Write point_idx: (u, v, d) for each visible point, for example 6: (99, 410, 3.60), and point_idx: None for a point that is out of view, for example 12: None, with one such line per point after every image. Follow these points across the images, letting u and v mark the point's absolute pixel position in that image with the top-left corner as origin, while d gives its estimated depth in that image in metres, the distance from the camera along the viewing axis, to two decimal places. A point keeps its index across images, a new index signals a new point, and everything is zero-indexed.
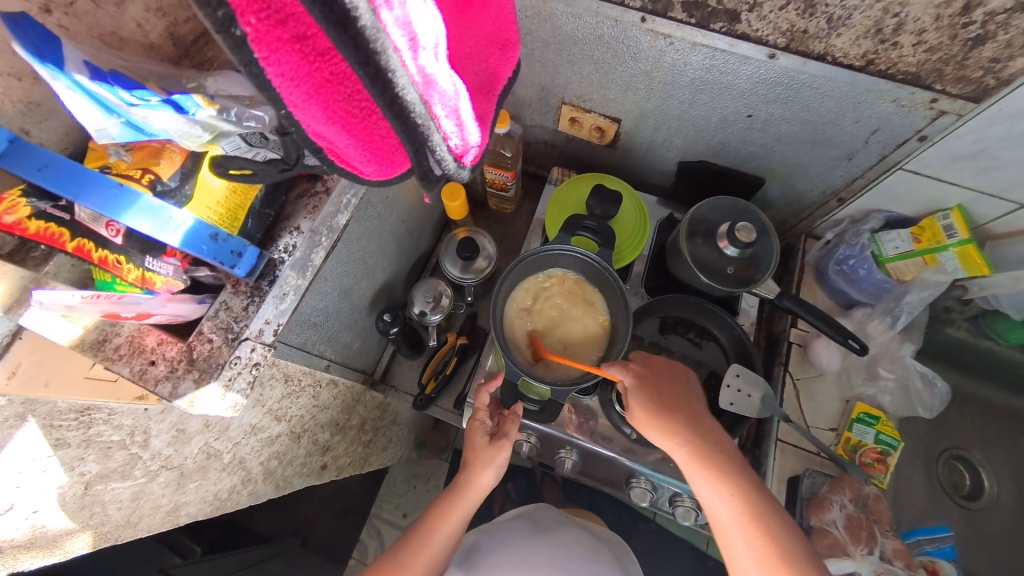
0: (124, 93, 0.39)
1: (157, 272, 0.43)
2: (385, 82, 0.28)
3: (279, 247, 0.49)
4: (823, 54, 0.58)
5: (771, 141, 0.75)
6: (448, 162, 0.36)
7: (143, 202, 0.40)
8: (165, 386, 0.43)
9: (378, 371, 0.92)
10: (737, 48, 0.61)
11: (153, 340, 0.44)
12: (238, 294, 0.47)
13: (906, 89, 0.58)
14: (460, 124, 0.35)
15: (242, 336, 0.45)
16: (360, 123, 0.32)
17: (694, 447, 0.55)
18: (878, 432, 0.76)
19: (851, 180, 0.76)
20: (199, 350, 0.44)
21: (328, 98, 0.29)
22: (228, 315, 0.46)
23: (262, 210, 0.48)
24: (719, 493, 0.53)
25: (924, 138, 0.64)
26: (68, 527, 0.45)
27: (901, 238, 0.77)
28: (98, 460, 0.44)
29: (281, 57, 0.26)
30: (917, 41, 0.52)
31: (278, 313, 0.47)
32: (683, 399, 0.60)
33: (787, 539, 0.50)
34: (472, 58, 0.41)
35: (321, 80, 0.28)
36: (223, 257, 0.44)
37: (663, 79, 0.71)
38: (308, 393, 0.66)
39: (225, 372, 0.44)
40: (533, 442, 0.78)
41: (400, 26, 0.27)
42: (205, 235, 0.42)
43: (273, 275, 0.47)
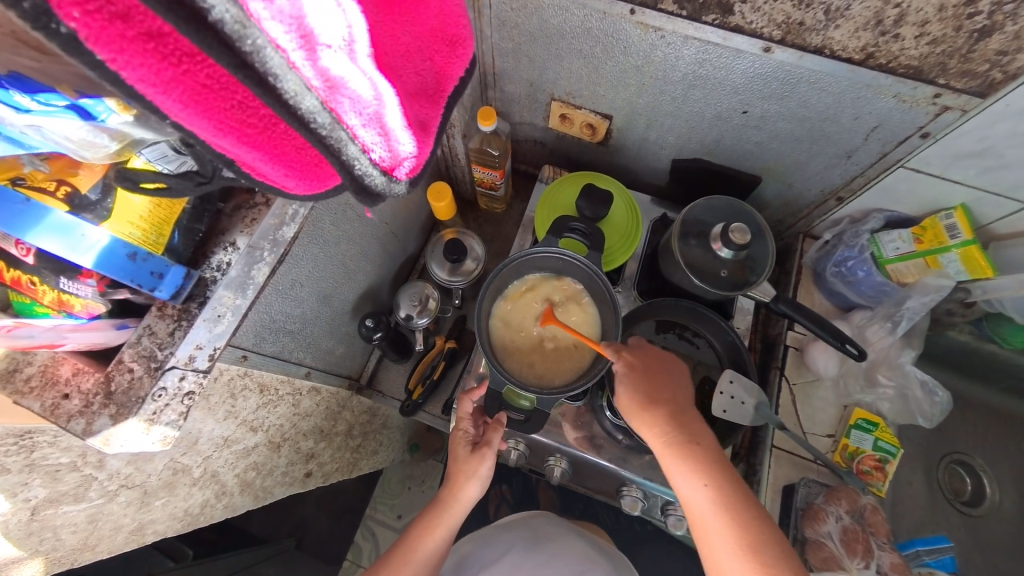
0: (20, 95, 0.32)
1: (74, 294, 0.40)
2: (271, 87, 0.27)
3: (211, 264, 0.45)
4: (821, 47, 0.55)
5: (767, 139, 0.72)
6: (373, 175, 0.34)
7: (52, 219, 0.37)
8: (77, 422, 0.40)
9: (364, 376, 0.91)
10: (731, 41, 0.58)
11: (68, 370, 0.42)
12: (164, 317, 0.44)
13: (907, 83, 0.55)
14: (384, 133, 0.33)
15: (166, 365, 0.42)
16: (261, 133, 0.29)
17: (670, 437, 0.54)
18: (876, 438, 0.74)
19: (850, 179, 0.74)
20: (118, 381, 0.41)
21: (210, 106, 0.26)
22: (152, 341, 0.43)
23: (191, 224, 0.44)
24: (692, 482, 0.51)
25: (925, 136, 0.61)
26: (14, 555, 0.43)
27: (901, 239, 0.74)
28: (46, 484, 0.41)
29: (134, 59, 0.23)
30: (920, 33, 0.49)
31: (215, 338, 0.44)
32: (669, 390, 0.57)
33: (761, 534, 0.48)
34: (411, 56, 0.38)
35: (195, 85, 0.25)
36: (142, 279, 0.40)
37: (655, 75, 0.68)
38: (287, 402, 0.64)
39: (147, 407, 0.41)
40: (521, 450, 0.76)
41: (285, 23, 0.25)
42: (122, 255, 0.39)
43: (204, 296, 0.45)
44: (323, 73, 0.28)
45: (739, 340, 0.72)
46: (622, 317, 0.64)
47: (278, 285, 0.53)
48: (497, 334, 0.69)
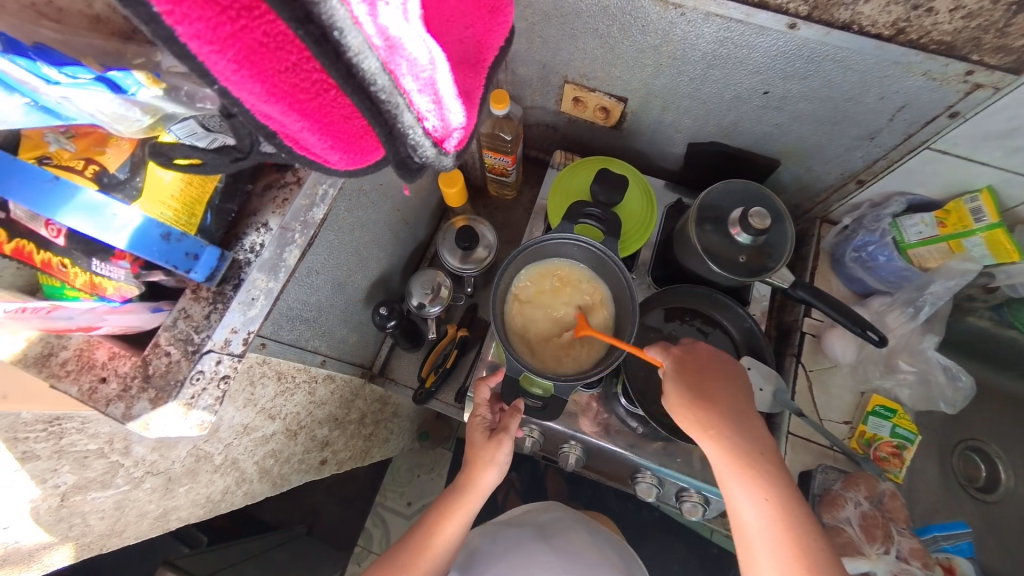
0: (49, 70, 0.34)
1: (107, 277, 0.40)
2: (332, 45, 0.25)
3: (244, 246, 0.44)
4: (849, 22, 0.53)
5: (787, 121, 0.71)
6: (426, 147, 0.32)
7: (83, 198, 0.37)
8: (117, 407, 0.39)
9: (377, 365, 0.91)
10: (754, 18, 0.56)
11: (104, 354, 0.41)
12: (198, 301, 0.42)
13: (939, 60, 0.53)
14: (437, 101, 0.31)
15: (203, 348, 0.41)
16: (313, 100, 0.28)
17: (736, 448, 0.51)
18: (894, 425, 0.74)
19: (872, 161, 0.72)
20: (155, 365, 0.40)
21: (264, 67, 0.26)
22: (188, 325, 0.41)
23: (222, 205, 0.43)
24: (754, 497, 0.49)
25: (954, 115, 0.60)
26: (44, 541, 0.44)
27: (923, 223, 0.73)
28: (74, 471, 0.41)
29: (193, 13, 0.23)
30: (954, 6, 0.47)
31: (249, 321, 0.43)
32: (728, 395, 0.54)
33: (815, 548, 0.47)
34: (454, 22, 0.37)
35: (251, 44, 0.25)
36: (176, 260, 0.40)
37: (673, 54, 0.66)
38: (303, 389, 0.64)
39: (184, 390, 0.40)
40: (536, 437, 0.76)
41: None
42: (155, 235, 0.39)
43: (237, 279, 0.43)
44: (382, 31, 0.27)
45: (756, 326, 0.71)
46: (638, 304, 0.62)
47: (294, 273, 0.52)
48: (512, 322, 0.68)
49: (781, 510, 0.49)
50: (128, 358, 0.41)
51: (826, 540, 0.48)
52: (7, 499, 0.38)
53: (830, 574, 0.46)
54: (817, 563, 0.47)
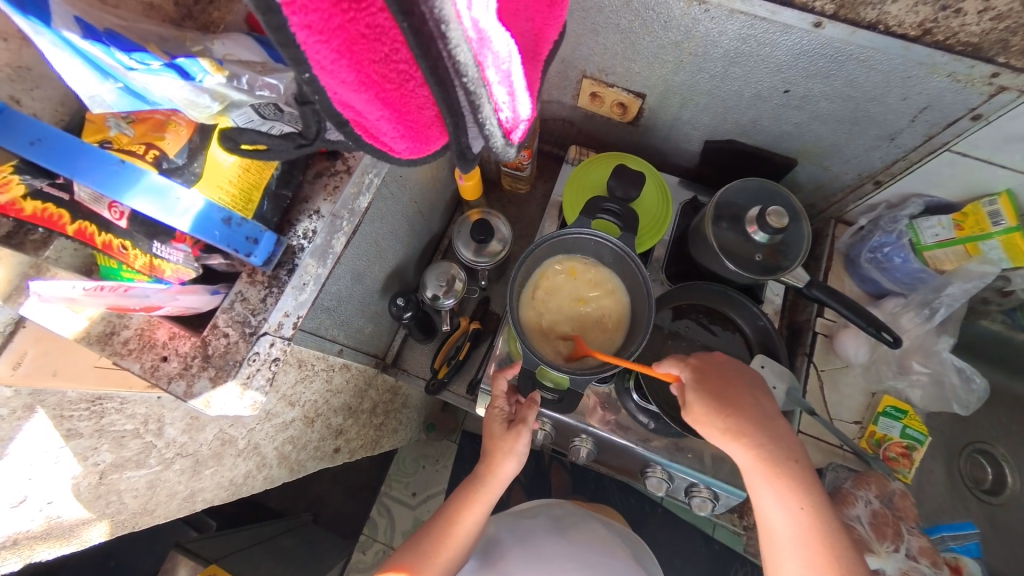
0: (122, 55, 0.36)
1: (166, 259, 0.43)
2: (432, 37, 0.25)
3: (297, 232, 0.48)
4: (875, 22, 0.53)
5: (807, 120, 0.71)
6: (497, 136, 0.32)
7: (148, 181, 0.39)
8: (179, 384, 0.43)
9: (390, 355, 0.91)
10: (780, 15, 0.56)
11: (164, 334, 0.44)
12: (254, 284, 0.46)
13: (964, 62, 0.53)
14: (510, 93, 0.32)
15: (259, 331, 0.45)
16: (396, 90, 0.29)
17: (767, 456, 0.49)
18: (904, 426, 0.74)
19: (890, 162, 0.72)
20: (214, 345, 0.44)
21: (360, 57, 0.27)
22: (244, 307, 0.46)
23: (278, 190, 0.47)
24: (787, 505, 0.48)
25: (977, 118, 0.60)
26: (84, 517, 0.44)
27: (940, 225, 0.73)
28: (112, 449, 0.42)
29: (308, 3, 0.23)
30: (983, 7, 0.47)
31: (297, 305, 0.47)
32: (753, 402, 0.52)
33: (853, 564, 0.46)
34: (520, 14, 0.37)
35: (353, 35, 0.26)
36: (237, 244, 0.43)
37: (694, 51, 0.66)
38: (321, 377, 0.65)
39: (242, 370, 0.44)
40: (547, 430, 0.77)
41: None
42: (217, 219, 0.41)
43: (291, 263, 0.47)
44: (475, 24, 0.27)
45: (770, 325, 0.72)
46: (655, 300, 0.63)
47: None
48: (531, 318, 0.69)
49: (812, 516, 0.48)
50: (188, 337, 0.45)
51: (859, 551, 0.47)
52: (50, 476, 0.39)
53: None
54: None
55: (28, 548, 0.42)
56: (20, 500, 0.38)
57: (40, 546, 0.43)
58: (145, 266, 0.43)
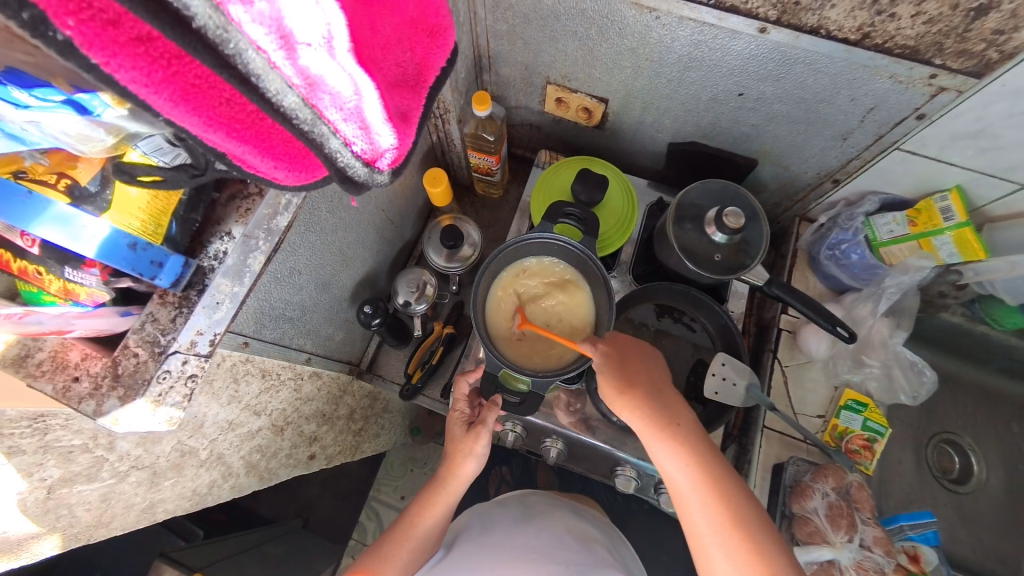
0: (21, 93, 0.32)
1: (80, 283, 0.40)
2: (254, 87, 0.28)
3: (208, 253, 0.45)
4: (817, 27, 0.55)
5: (763, 121, 0.72)
6: (358, 168, 0.36)
7: (53, 210, 0.37)
8: (88, 404, 0.40)
9: (365, 362, 0.92)
10: (727, 22, 0.58)
11: (77, 355, 0.42)
12: (165, 305, 0.43)
13: (903, 64, 0.55)
14: (364, 127, 0.35)
15: (169, 349, 0.42)
16: (249, 128, 0.31)
17: (652, 418, 0.53)
18: (865, 418, 0.75)
19: (846, 161, 0.74)
20: (124, 365, 0.42)
21: (200, 103, 0.27)
22: (154, 328, 0.43)
23: (187, 215, 0.44)
24: (674, 459, 0.51)
25: (921, 117, 0.61)
26: (32, 531, 0.45)
27: (895, 222, 0.75)
28: (59, 465, 0.43)
29: (125, 62, 0.24)
30: (916, 12, 0.49)
31: (213, 322, 0.44)
32: (643, 371, 0.57)
33: (744, 509, 0.48)
34: (391, 48, 0.38)
35: (184, 85, 0.26)
36: (141, 268, 0.40)
37: (650, 57, 0.68)
38: (289, 386, 0.66)
39: (152, 388, 0.41)
40: (518, 431, 0.78)
41: (265, 25, 0.26)
42: (123, 244, 0.39)
43: (203, 284, 0.44)
44: (302, 72, 0.29)
45: (733, 323, 0.73)
46: (615, 302, 0.64)
47: (274, 272, 0.53)
48: (499, 329, 0.69)
49: (698, 464, 0.50)
50: (99, 358, 0.42)
51: (746, 489, 0.50)
52: None
53: (757, 523, 0.48)
54: (740, 518, 0.48)
55: None
56: None
57: None
58: (58, 291, 0.40)
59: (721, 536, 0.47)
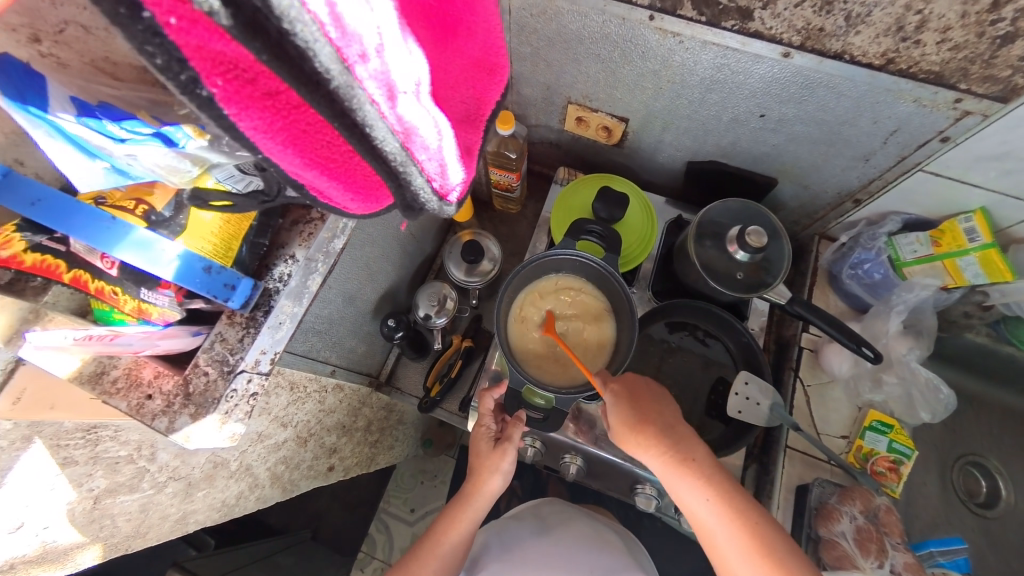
0: (115, 126, 0.37)
1: (153, 303, 0.43)
2: (359, 132, 0.29)
3: (273, 276, 0.47)
4: (840, 52, 0.56)
5: (784, 142, 0.73)
6: (432, 202, 0.37)
7: (133, 235, 0.38)
8: (162, 420, 0.43)
9: (384, 374, 0.93)
10: (750, 47, 0.59)
11: (150, 373, 0.45)
12: (233, 325, 0.46)
13: (928, 88, 0.55)
14: (443, 165, 0.36)
15: (237, 369, 0.44)
16: (340, 166, 0.32)
17: (669, 456, 0.52)
18: (890, 440, 0.75)
19: (868, 181, 0.74)
20: (194, 383, 0.44)
21: (305, 147, 0.29)
22: (223, 347, 0.45)
23: (256, 239, 0.47)
24: (697, 494, 0.50)
25: (946, 139, 0.61)
26: (78, 540, 0.46)
27: (918, 241, 0.74)
28: (106, 475, 0.45)
29: (253, 113, 0.26)
30: (941, 39, 0.50)
31: (273, 337, 0.46)
32: (656, 410, 0.55)
33: (771, 535, 0.48)
34: (458, 87, 0.39)
35: (296, 131, 0.28)
36: (217, 291, 0.43)
37: (673, 79, 0.69)
38: (314, 398, 0.67)
39: (221, 406, 0.44)
40: (537, 447, 0.78)
41: (378, 81, 0.28)
42: (198, 268, 0.41)
43: (268, 305, 0.46)
44: (401, 119, 0.30)
45: (754, 341, 0.73)
46: (638, 319, 0.64)
47: None
48: (523, 347, 0.70)
49: (721, 497, 0.50)
50: (170, 378, 0.45)
51: (774, 519, 0.49)
52: (47, 502, 0.42)
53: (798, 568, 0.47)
54: (770, 545, 0.47)
55: (22, 573, 0.44)
56: (18, 526, 0.41)
57: (34, 570, 0.45)
58: (132, 310, 0.43)
59: (751, 562, 0.47)
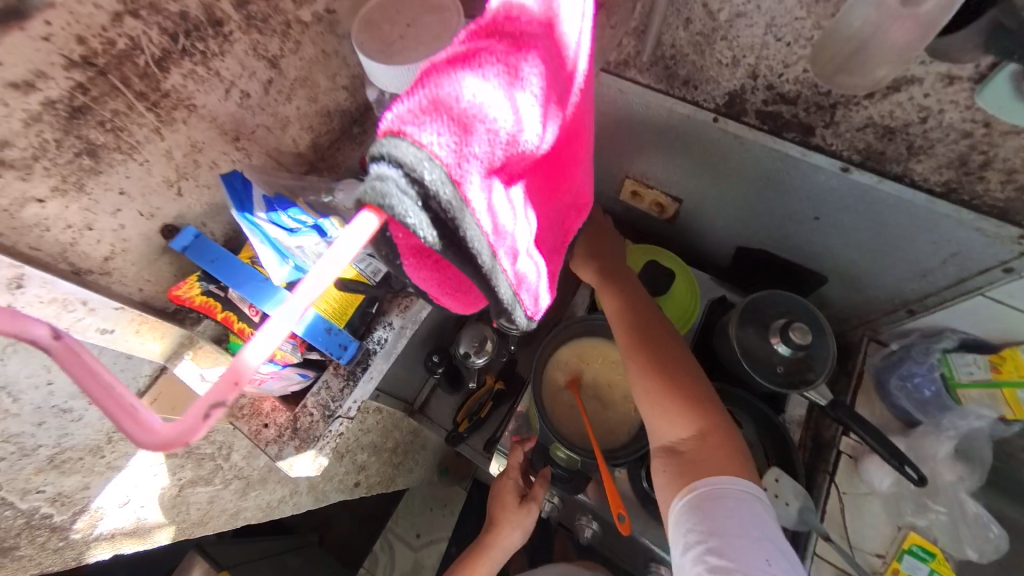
0: (287, 219, 0.54)
1: (281, 346, 0.52)
2: (489, 288, 0.31)
3: (373, 338, 0.56)
4: (901, 175, 0.58)
5: (838, 244, 0.74)
6: (523, 325, 0.37)
7: (281, 295, 0.52)
8: (273, 448, 0.53)
9: (417, 402, 0.98)
10: (811, 157, 0.62)
11: (268, 406, 0.54)
12: (337, 376, 0.55)
13: (991, 221, 0.56)
14: (536, 297, 0.39)
15: (335, 415, 0.53)
16: (465, 296, 0.38)
17: (609, 269, 0.66)
18: (931, 570, 0.72)
19: (924, 295, 0.72)
20: (301, 421, 0.53)
21: (452, 289, 0.36)
22: (326, 394, 0.54)
23: (366, 308, 0.56)
24: (618, 303, 0.63)
25: (1009, 271, 0.61)
26: (159, 521, 0.56)
27: (976, 364, 0.74)
28: (192, 468, 0.55)
29: (421, 270, 0.32)
30: (1006, 178, 0.53)
31: (357, 393, 0.55)
32: (613, 253, 0.67)
33: (714, 416, 0.56)
34: (560, 225, 0.43)
35: (447, 281, 0.34)
36: (333, 348, 0.52)
37: (731, 173, 0.73)
38: (357, 418, 0.73)
39: (319, 444, 0.53)
40: (555, 502, 0.80)
41: (508, 251, 0.31)
42: (322, 329, 0.51)
43: (366, 363, 0.55)
44: (518, 273, 0.34)
45: (789, 436, 0.73)
46: None
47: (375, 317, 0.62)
48: (555, 401, 0.73)
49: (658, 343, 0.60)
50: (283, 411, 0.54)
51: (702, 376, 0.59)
52: (148, 485, 0.52)
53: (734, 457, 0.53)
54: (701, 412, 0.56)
55: (114, 541, 0.54)
56: (126, 501, 0.52)
57: (122, 541, 0.55)
58: (269, 351, 0.52)
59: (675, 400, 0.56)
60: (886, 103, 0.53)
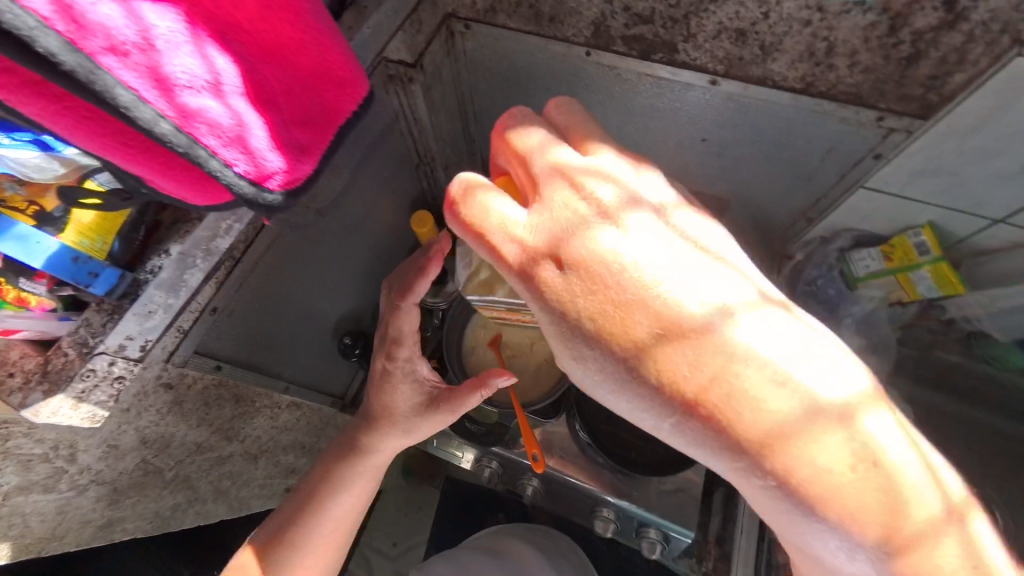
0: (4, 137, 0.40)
1: (31, 291, 0.46)
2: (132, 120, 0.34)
3: (145, 267, 0.49)
4: (763, 78, 0.59)
5: (730, 164, 0.75)
6: (238, 185, 0.41)
7: (16, 229, 0.44)
8: (14, 396, 0.44)
9: (349, 396, 0.94)
10: (680, 75, 0.63)
11: (16, 353, 0.46)
12: (98, 311, 0.48)
13: (850, 108, 0.57)
14: (250, 153, 0.41)
15: (95, 350, 0.46)
16: (184, 172, 0.40)
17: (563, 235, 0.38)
18: None
19: (816, 199, 0.74)
20: (52, 363, 0.46)
21: (134, 151, 0.37)
22: (86, 330, 0.47)
23: (128, 233, 0.48)
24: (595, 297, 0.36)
25: (878, 156, 0.62)
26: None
27: (870, 257, 0.74)
28: (18, 472, 0.49)
29: (49, 113, 0.34)
30: (852, 62, 0.52)
31: (120, 329, 0.48)
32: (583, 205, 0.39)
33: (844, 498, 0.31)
34: (297, 96, 0.45)
35: (115, 133, 0.36)
36: (80, 278, 0.46)
37: (618, 108, 0.73)
38: (262, 414, 0.72)
39: (74, 385, 0.46)
40: (494, 467, 0.78)
41: (140, 75, 0.33)
42: (68, 259, 0.45)
43: (136, 292, 0.48)
44: (183, 111, 0.36)
45: None
46: None
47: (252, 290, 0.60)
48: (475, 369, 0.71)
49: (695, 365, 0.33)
50: (35, 357, 0.47)
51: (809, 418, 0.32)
52: None
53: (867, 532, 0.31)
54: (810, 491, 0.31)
55: None
56: None
57: None
58: (9, 296, 0.46)
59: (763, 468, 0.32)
60: (731, 4, 0.52)
